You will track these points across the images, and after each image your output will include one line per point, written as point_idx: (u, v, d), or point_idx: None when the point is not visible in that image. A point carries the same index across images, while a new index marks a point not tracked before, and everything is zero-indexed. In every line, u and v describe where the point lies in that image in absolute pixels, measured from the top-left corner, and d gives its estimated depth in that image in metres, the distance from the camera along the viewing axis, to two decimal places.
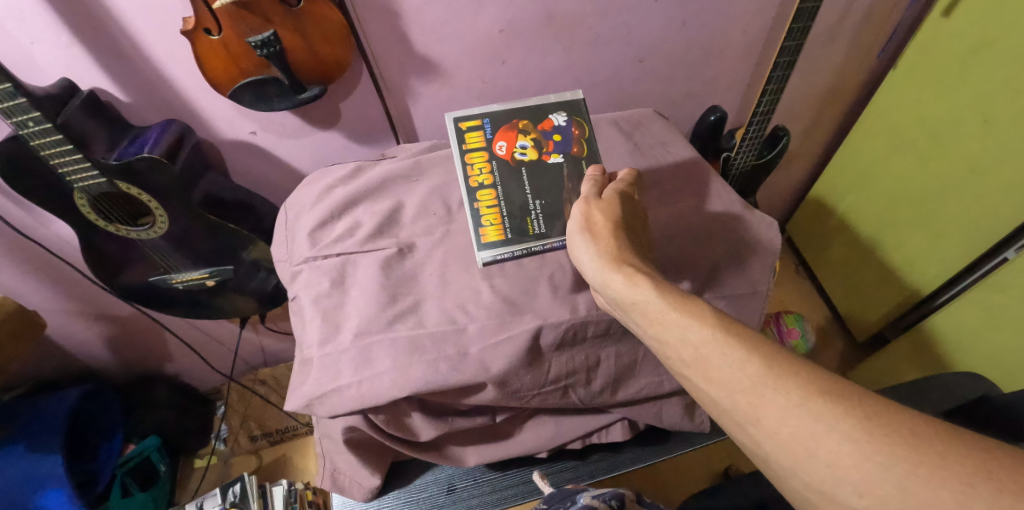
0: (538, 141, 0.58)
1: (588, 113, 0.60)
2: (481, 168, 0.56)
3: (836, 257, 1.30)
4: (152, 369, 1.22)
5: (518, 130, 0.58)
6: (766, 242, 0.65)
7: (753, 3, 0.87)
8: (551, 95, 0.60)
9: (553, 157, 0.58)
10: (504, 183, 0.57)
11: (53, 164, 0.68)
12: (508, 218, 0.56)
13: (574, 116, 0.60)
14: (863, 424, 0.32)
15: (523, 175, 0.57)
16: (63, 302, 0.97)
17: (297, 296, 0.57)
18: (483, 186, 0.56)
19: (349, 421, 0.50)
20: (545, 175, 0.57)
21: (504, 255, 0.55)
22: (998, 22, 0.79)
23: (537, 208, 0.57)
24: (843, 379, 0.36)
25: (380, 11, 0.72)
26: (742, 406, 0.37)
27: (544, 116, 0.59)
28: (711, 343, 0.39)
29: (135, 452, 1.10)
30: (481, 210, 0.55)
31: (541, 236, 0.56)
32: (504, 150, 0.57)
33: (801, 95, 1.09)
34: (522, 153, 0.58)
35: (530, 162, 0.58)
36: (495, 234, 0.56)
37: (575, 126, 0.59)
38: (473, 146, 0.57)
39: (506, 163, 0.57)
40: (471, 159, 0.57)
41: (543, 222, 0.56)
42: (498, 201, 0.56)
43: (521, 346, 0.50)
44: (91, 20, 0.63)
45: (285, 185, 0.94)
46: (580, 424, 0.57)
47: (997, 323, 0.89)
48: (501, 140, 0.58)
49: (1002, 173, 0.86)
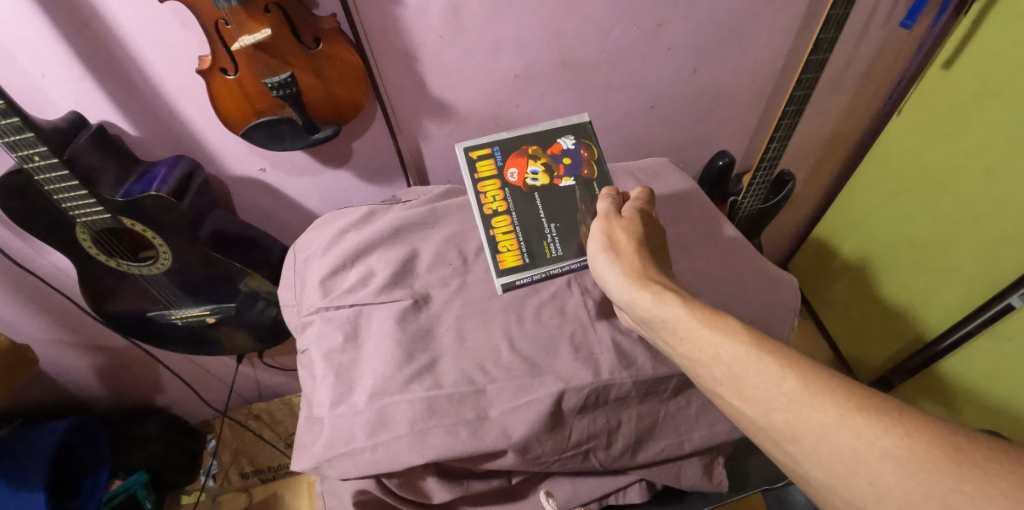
0: (548, 165, 0.59)
1: (595, 134, 0.62)
2: (494, 196, 0.58)
3: (838, 298, 1.31)
4: (142, 402, 1.18)
5: (528, 155, 0.60)
6: (785, 297, 0.63)
7: (762, 54, 0.89)
8: (558, 120, 0.62)
9: (565, 181, 0.59)
10: (517, 208, 0.58)
11: (56, 199, 0.66)
12: (524, 243, 0.58)
13: (582, 139, 0.61)
14: (905, 440, 0.32)
15: (537, 199, 0.58)
16: (55, 332, 0.94)
17: (308, 349, 0.57)
18: (497, 213, 0.57)
19: (361, 484, 0.48)
20: (558, 198, 0.59)
21: (522, 280, 0.57)
22: (998, 75, 0.81)
23: (552, 231, 0.58)
24: (882, 394, 0.35)
25: (399, 56, 0.72)
26: (780, 425, 0.36)
27: (551, 140, 0.60)
28: (746, 360, 0.39)
29: (121, 488, 1.06)
30: (498, 238, 0.57)
31: (559, 258, 0.58)
32: (517, 177, 0.59)
33: (806, 139, 1.11)
34: (534, 178, 0.59)
35: (543, 186, 0.59)
36: (513, 258, 0.57)
37: (583, 150, 0.61)
38: (485, 175, 0.58)
39: (519, 191, 0.58)
40: (483, 188, 0.58)
41: (559, 245, 0.58)
42: (514, 227, 0.57)
43: (543, 410, 0.49)
44: (108, 58, 0.63)
45: (291, 222, 0.93)
46: (597, 486, 0.55)
47: (1006, 371, 0.89)
48: (512, 166, 0.59)
49: (1003, 220, 0.87)
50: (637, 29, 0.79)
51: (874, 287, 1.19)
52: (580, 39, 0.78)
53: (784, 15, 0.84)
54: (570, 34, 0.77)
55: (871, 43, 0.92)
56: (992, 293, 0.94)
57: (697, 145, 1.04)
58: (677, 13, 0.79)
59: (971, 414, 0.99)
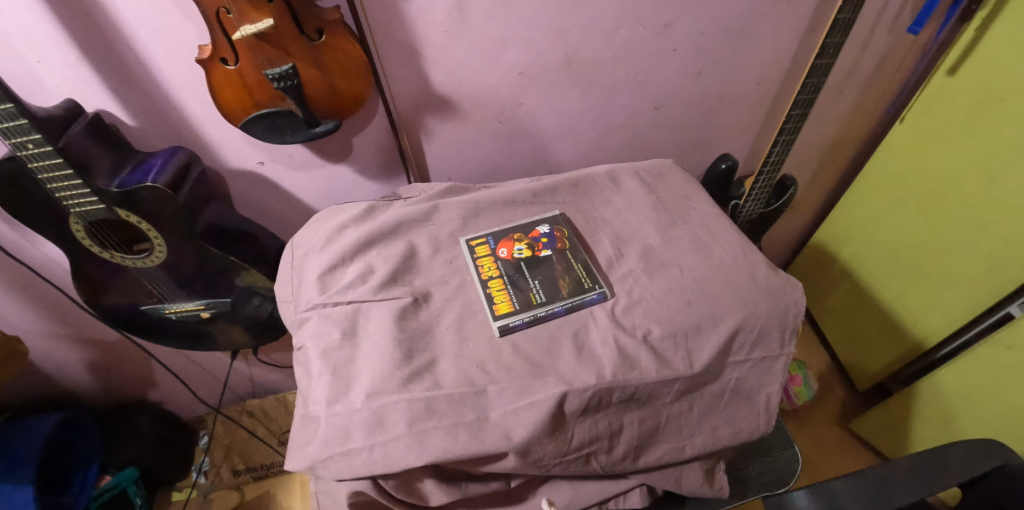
0: (529, 243, 0.65)
1: (565, 219, 0.69)
2: (487, 265, 0.62)
3: (837, 305, 1.30)
4: (134, 396, 1.17)
5: (513, 237, 0.66)
6: (792, 300, 0.60)
7: (767, 58, 0.89)
8: (534, 213, 0.70)
9: (544, 252, 0.64)
10: (508, 273, 0.62)
11: (49, 188, 0.65)
12: (515, 294, 0.59)
13: (556, 223, 0.68)
14: None
15: (523, 267, 0.63)
16: (47, 325, 0.92)
17: (304, 346, 0.56)
18: (491, 277, 0.61)
19: (356, 485, 0.47)
20: (540, 267, 0.63)
21: (514, 321, 0.56)
22: (1002, 83, 0.80)
23: (537, 285, 0.61)
24: None
25: (402, 50, 0.71)
26: None
27: (531, 227, 0.67)
28: None
29: (110, 484, 1.05)
30: (490, 290, 0.59)
31: (545, 303, 0.59)
32: (505, 252, 0.64)
33: (808, 144, 1.11)
34: (519, 252, 0.64)
35: (527, 257, 0.64)
36: (504, 306, 0.58)
37: (557, 231, 0.67)
38: (481, 255, 0.63)
39: (508, 262, 0.63)
40: (479, 261, 0.63)
41: (544, 293, 0.59)
42: (507, 285, 0.60)
43: (545, 413, 0.48)
44: (105, 45, 0.61)
45: (290, 216, 0.91)
46: (596, 490, 0.54)
47: (1004, 380, 0.88)
48: (502, 246, 0.65)
49: (1004, 229, 0.87)
50: (643, 29, 0.78)
51: (873, 294, 1.19)
52: (585, 38, 0.78)
53: (791, 18, 0.83)
54: (576, 33, 0.77)
55: (878, 47, 0.92)
56: (992, 301, 0.93)
57: (700, 147, 1.03)
58: (684, 14, 0.78)
59: (967, 424, 0.98)
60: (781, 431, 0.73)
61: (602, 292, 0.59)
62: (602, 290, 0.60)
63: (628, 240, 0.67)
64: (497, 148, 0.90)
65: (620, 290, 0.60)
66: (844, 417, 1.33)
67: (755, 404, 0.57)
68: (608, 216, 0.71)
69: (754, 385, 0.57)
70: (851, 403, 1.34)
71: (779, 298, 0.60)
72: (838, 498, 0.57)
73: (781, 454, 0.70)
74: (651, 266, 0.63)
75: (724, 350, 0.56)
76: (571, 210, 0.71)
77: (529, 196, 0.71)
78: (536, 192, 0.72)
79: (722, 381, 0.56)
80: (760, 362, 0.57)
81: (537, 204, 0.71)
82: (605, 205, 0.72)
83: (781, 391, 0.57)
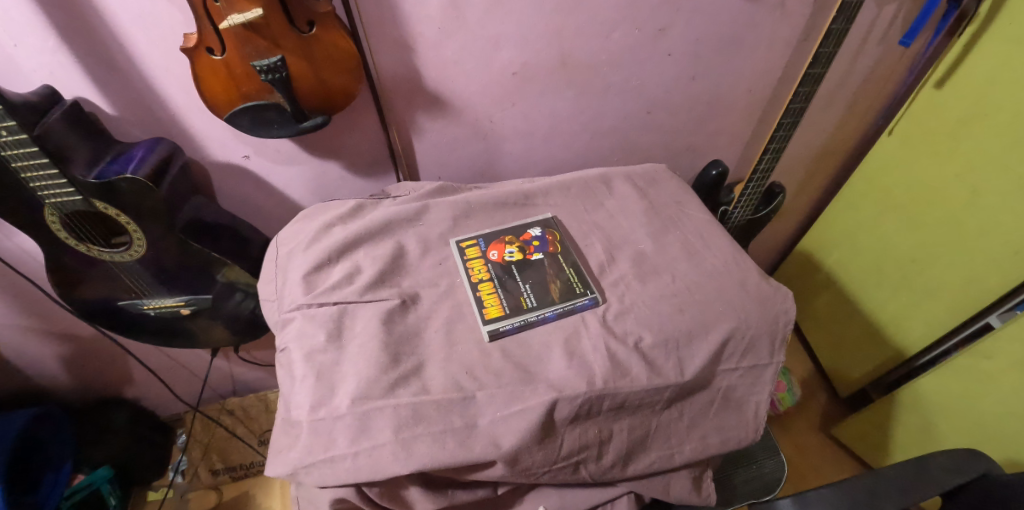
0: (521, 246, 0.65)
1: (558, 224, 0.68)
2: (479, 268, 0.62)
3: (820, 312, 1.32)
4: (110, 393, 1.13)
5: (505, 239, 0.65)
6: (782, 309, 0.60)
7: (760, 66, 0.90)
8: (526, 216, 0.69)
9: (535, 255, 0.64)
10: (499, 277, 0.61)
11: (23, 178, 0.62)
12: (505, 297, 0.59)
13: (548, 228, 0.67)
14: None
15: (514, 270, 0.62)
16: (19, 319, 0.89)
17: (287, 347, 0.54)
18: (482, 281, 0.60)
19: (340, 493, 0.46)
20: (530, 270, 0.63)
21: (505, 326, 0.56)
22: (988, 98, 0.81)
23: (527, 288, 0.60)
24: None
25: (394, 43, 0.69)
26: None
27: (523, 230, 0.67)
28: None
29: (83, 483, 1.01)
30: (480, 293, 0.59)
31: (536, 307, 0.58)
32: (496, 255, 0.63)
33: (797, 153, 1.12)
34: (510, 255, 0.64)
35: (518, 260, 0.63)
36: (496, 310, 0.57)
37: (549, 234, 0.67)
38: (472, 258, 0.62)
39: (498, 264, 0.62)
40: (470, 264, 0.62)
41: (535, 297, 0.59)
42: (497, 289, 0.59)
43: (534, 420, 0.47)
44: (84, 31, 0.59)
45: (275, 212, 0.89)
46: (584, 498, 0.53)
47: (984, 389, 0.89)
48: (493, 249, 0.64)
49: (989, 241, 0.88)
50: (639, 32, 0.78)
51: (856, 302, 1.20)
52: (581, 39, 0.77)
53: (785, 26, 0.84)
54: (571, 33, 0.76)
55: (870, 58, 0.92)
56: (972, 311, 0.96)
57: (691, 152, 1.03)
58: (680, 19, 0.78)
59: (946, 432, 1.00)
60: (766, 439, 0.73)
61: (594, 297, 0.59)
62: (593, 296, 0.59)
63: (620, 245, 0.67)
64: (488, 148, 0.89)
65: (612, 296, 0.60)
66: (826, 423, 1.35)
67: (744, 412, 0.57)
68: (600, 219, 0.70)
69: (743, 393, 0.57)
70: (832, 409, 1.36)
71: (769, 307, 0.60)
72: (823, 505, 0.57)
73: (766, 462, 0.71)
74: (643, 271, 0.63)
75: (714, 358, 0.56)
76: (563, 213, 0.71)
77: (521, 198, 0.71)
78: (528, 194, 0.71)
79: (711, 389, 0.56)
80: (749, 370, 0.57)
81: (529, 206, 0.70)
82: (598, 209, 0.72)
83: (770, 399, 0.57)
